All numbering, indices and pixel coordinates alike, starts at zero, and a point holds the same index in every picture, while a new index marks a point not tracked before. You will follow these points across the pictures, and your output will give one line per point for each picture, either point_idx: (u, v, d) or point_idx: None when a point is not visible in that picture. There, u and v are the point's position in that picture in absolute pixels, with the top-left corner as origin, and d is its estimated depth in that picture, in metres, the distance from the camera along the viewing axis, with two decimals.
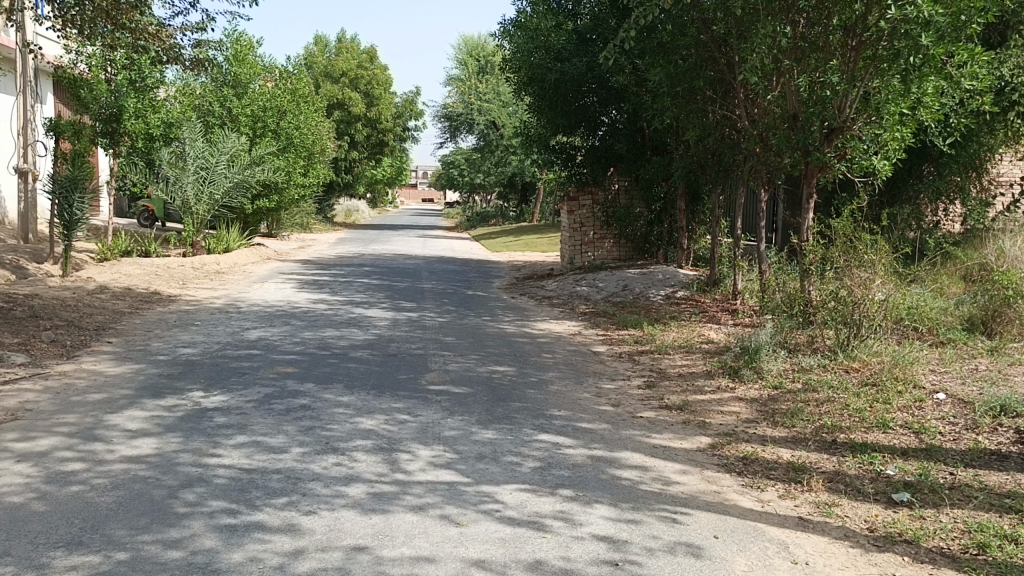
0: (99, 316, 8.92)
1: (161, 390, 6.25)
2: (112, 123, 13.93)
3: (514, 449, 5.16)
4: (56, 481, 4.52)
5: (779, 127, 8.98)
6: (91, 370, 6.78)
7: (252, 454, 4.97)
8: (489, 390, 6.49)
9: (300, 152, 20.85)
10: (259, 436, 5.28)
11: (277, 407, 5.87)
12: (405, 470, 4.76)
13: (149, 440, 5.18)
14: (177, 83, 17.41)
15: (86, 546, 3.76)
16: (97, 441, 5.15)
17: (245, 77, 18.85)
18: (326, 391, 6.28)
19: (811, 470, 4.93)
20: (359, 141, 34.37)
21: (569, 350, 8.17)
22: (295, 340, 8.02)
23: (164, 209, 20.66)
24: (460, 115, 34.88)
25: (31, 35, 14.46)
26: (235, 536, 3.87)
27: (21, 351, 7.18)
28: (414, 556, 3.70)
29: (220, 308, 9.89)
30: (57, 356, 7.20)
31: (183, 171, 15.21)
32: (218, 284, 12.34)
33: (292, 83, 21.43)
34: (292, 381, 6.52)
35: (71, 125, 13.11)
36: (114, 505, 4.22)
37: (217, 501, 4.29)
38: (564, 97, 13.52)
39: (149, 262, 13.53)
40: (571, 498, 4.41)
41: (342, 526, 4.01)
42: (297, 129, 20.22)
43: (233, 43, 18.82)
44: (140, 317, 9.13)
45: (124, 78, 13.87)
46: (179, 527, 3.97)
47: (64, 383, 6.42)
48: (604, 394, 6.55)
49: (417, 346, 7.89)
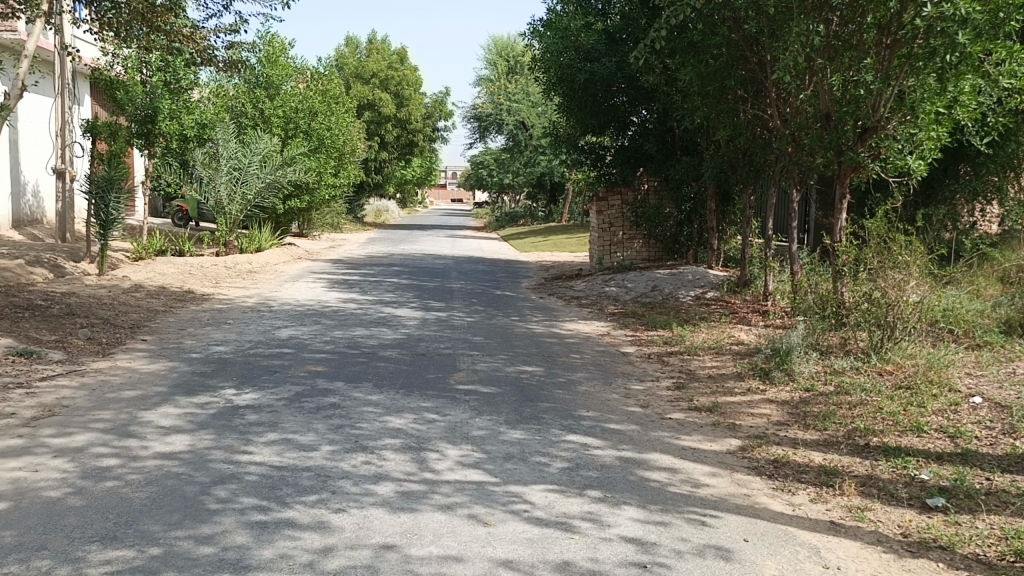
0: (134, 314, 9.06)
1: (193, 387, 6.34)
2: (147, 124, 14.01)
3: (542, 449, 5.16)
4: (91, 476, 4.60)
5: (812, 127, 8.86)
6: (125, 368, 6.89)
7: (282, 451, 5.02)
8: (517, 390, 6.49)
9: (331, 152, 21.01)
10: (289, 434, 5.33)
11: (307, 405, 5.92)
12: (433, 469, 4.78)
13: (182, 436, 5.25)
14: (211, 85, 17.65)
15: (120, 541, 3.82)
16: (131, 437, 5.23)
17: (277, 78, 19.02)
18: (356, 389, 6.33)
19: (843, 474, 4.87)
20: (389, 141, 34.57)
21: (598, 351, 8.14)
22: (325, 339, 8.08)
23: (198, 208, 20.96)
24: (489, 115, 34.92)
25: (68, 37, 14.74)
26: (266, 533, 3.92)
27: (58, 349, 7.33)
28: (442, 556, 3.71)
29: (252, 307, 10.01)
30: (93, 354, 7.33)
31: (216, 171, 15.41)
32: (250, 283, 12.49)
33: (323, 84, 21.61)
34: (322, 379, 6.58)
35: (107, 126, 13.41)
36: (147, 501, 4.28)
37: (248, 498, 4.34)
38: (593, 97, 13.48)
39: (183, 262, 13.72)
40: (599, 499, 4.40)
41: (370, 524, 4.04)
42: (328, 129, 20.39)
43: (265, 45, 19.00)
44: (173, 316, 9.27)
45: (159, 79, 13.92)
46: (211, 523, 4.02)
47: (99, 379, 6.54)
48: (632, 395, 6.52)
49: (446, 346, 7.92)
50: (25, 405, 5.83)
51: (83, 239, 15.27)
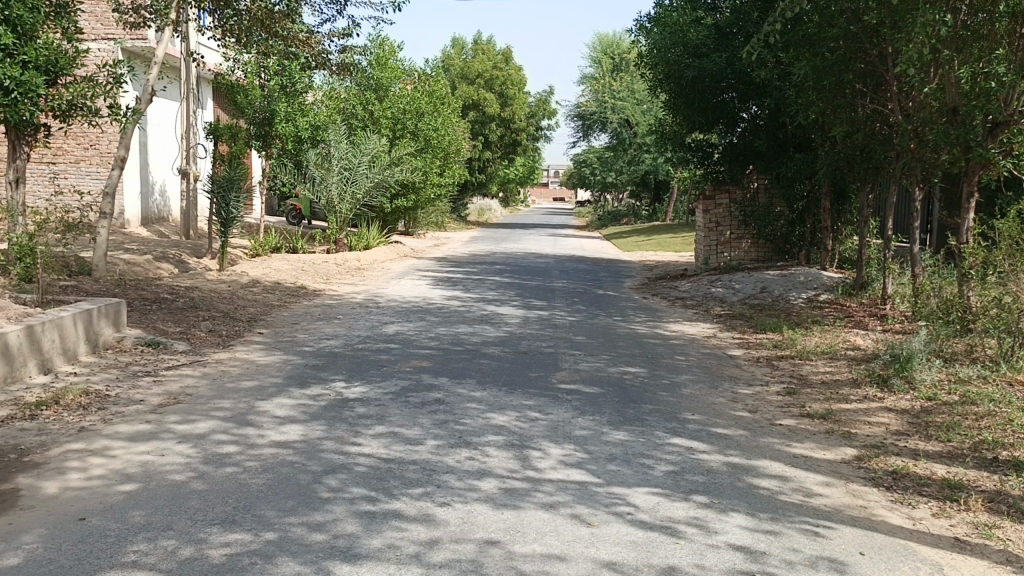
0: (251, 308, 9.49)
1: (306, 379, 6.58)
2: (265, 127, 14.50)
3: (646, 451, 5.09)
4: (213, 462, 4.84)
5: (936, 123, 8.39)
6: (243, 359, 7.22)
7: (390, 444, 5.14)
8: (620, 391, 6.44)
9: (437, 152, 21.40)
10: (397, 427, 5.46)
11: (413, 400, 6.05)
12: (536, 467, 4.80)
13: (295, 426, 5.46)
14: (324, 88, 18.29)
15: (239, 525, 4.00)
16: (249, 426, 5.48)
17: (386, 81, 19.53)
18: (460, 386, 6.42)
19: (969, 489, 4.60)
20: (493, 141, 34.92)
21: (703, 353, 7.98)
22: (430, 335, 8.24)
23: (310, 207, 21.76)
24: (594, 113, 34.68)
25: (194, 44, 15.54)
26: (374, 523, 4.02)
27: (182, 340, 7.75)
28: (545, 554, 3.71)
29: (360, 303, 10.30)
30: (214, 345, 7.71)
31: (328, 171, 15.99)
32: (359, 280, 12.86)
33: (430, 85, 22.04)
34: (428, 375, 6.70)
35: (229, 130, 14.16)
36: (264, 487, 4.47)
37: (358, 488, 4.47)
38: (701, 94, 13.27)
39: (297, 259, 14.25)
40: (705, 505, 4.31)
41: (475, 519, 4.08)
42: (434, 130, 20.78)
43: (376, 48, 19.54)
44: (287, 310, 9.65)
45: (277, 83, 14.40)
46: (322, 511, 4.16)
47: (220, 369, 6.87)
48: (740, 400, 6.35)
49: (548, 345, 7.93)
50: (153, 392, 6.19)
51: (205, 236, 16.08)
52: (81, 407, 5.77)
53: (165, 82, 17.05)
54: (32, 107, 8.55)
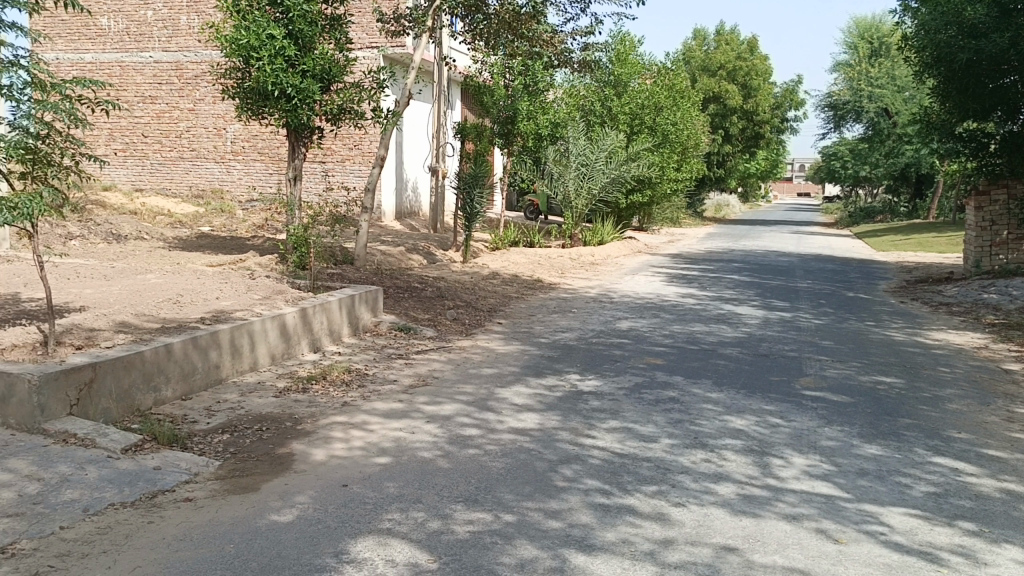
0: (491, 299, 9.95)
1: (542, 370, 6.78)
2: (508, 125, 15.04)
3: (902, 469, 4.69)
4: (457, 443, 5.14)
5: None
6: (484, 347, 7.59)
7: (624, 439, 5.16)
8: (872, 401, 5.98)
9: (676, 147, 21.05)
10: (631, 423, 5.47)
11: (648, 397, 6.02)
12: (777, 475, 4.59)
13: (533, 415, 5.64)
14: (566, 86, 18.77)
15: (480, 504, 4.21)
16: (490, 411, 5.75)
17: (626, 77, 19.60)
18: (695, 386, 6.29)
19: None
20: (733, 134, 33.83)
21: (972, 366, 7.19)
22: (664, 332, 8.15)
23: (548, 202, 22.38)
24: (846, 102, 32.25)
25: (446, 48, 16.52)
26: (609, 516, 4.06)
27: (430, 326, 8.30)
28: (787, 567, 3.54)
29: (595, 297, 10.43)
30: (458, 333, 8.18)
31: (565, 167, 16.46)
32: (594, 275, 13.02)
33: (670, 79, 21.74)
34: (662, 373, 6.64)
35: (475, 128, 15.01)
36: (504, 471, 4.67)
37: (592, 480, 4.53)
38: (976, 79, 12.03)
39: (535, 253, 14.73)
40: (973, 534, 3.89)
41: (711, 523, 3.99)
42: (673, 124, 20.46)
43: (617, 44, 19.63)
44: (525, 302, 10.00)
45: (520, 83, 14.82)
46: (558, 499, 4.27)
47: (463, 356, 7.28)
48: (1018, 420, 5.65)
49: (791, 348, 7.55)
50: (404, 374, 6.69)
51: (451, 229, 17.09)
52: (344, 383, 6.37)
53: (421, 85, 18.30)
54: (309, 112, 9.66)
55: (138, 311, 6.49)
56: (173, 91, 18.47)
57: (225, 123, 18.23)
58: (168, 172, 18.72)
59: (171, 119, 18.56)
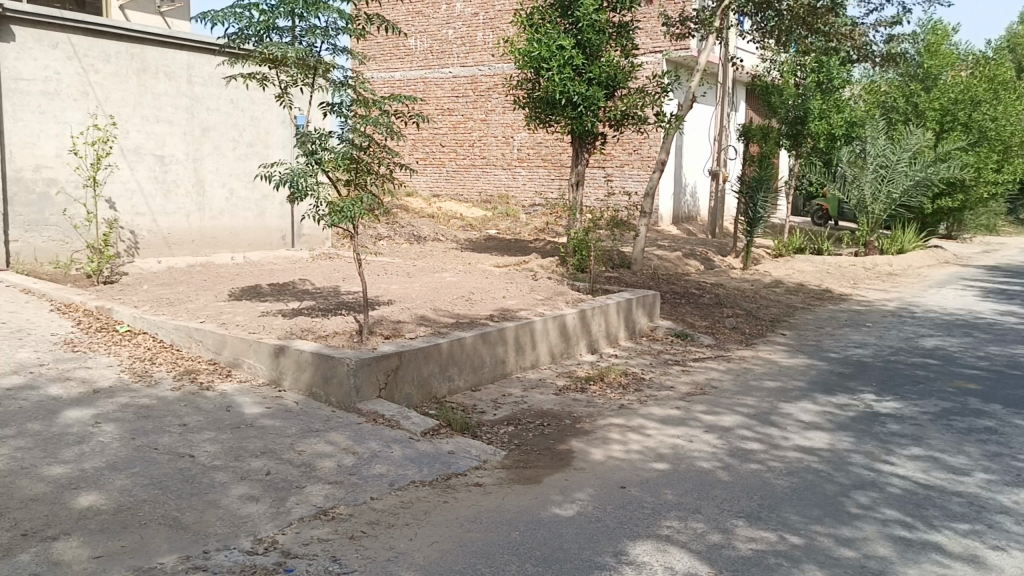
0: (774, 309, 9.51)
1: (831, 386, 6.35)
2: (797, 126, 14.34)
3: None
4: (738, 456, 4.97)
5: None
6: (766, 358, 7.28)
7: (930, 469, 4.67)
8: None
9: (997, 145, 18.40)
10: (937, 452, 4.93)
11: (958, 425, 5.40)
12: None
13: (822, 434, 5.30)
14: (864, 82, 17.56)
15: (763, 522, 4.04)
16: (773, 426, 5.49)
17: (936, 69, 17.78)
18: (1018, 416, 5.52)
19: None
20: None
21: None
22: (978, 354, 7.26)
23: (838, 208, 20.94)
24: None
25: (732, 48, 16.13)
26: (911, 552, 3.69)
27: (708, 334, 8.14)
28: None
29: (892, 311, 9.57)
30: (738, 342, 7.93)
31: (863, 169, 15.22)
32: (891, 286, 11.96)
33: (993, 69, 18.90)
34: (975, 399, 5.92)
35: (760, 130, 13.97)
36: (789, 490, 4.44)
37: (891, 510, 4.15)
38: None
39: (822, 261, 13.87)
40: None
41: None
42: (996, 119, 17.76)
43: (927, 34, 17.85)
44: (811, 313, 9.44)
45: (814, 81, 14.21)
46: (851, 527, 3.97)
47: (743, 366, 7.05)
48: None
49: None
50: (682, 381, 6.61)
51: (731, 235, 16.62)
52: (622, 386, 6.44)
53: (706, 88, 17.98)
54: (593, 119, 9.92)
55: (436, 306, 7.07)
56: (468, 103, 19.92)
57: (514, 131, 19.21)
58: (461, 179, 20.26)
59: (466, 130, 20.04)
